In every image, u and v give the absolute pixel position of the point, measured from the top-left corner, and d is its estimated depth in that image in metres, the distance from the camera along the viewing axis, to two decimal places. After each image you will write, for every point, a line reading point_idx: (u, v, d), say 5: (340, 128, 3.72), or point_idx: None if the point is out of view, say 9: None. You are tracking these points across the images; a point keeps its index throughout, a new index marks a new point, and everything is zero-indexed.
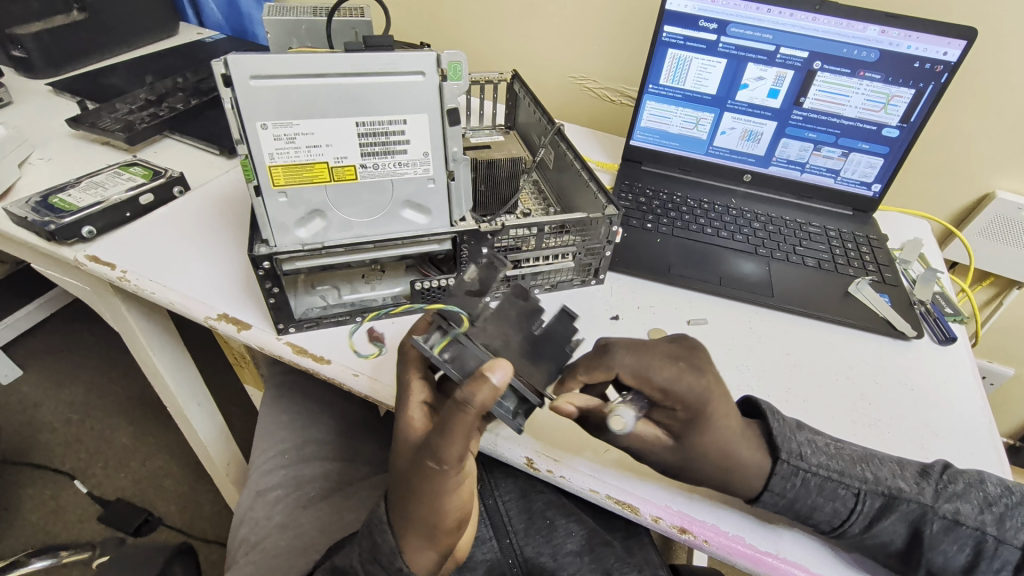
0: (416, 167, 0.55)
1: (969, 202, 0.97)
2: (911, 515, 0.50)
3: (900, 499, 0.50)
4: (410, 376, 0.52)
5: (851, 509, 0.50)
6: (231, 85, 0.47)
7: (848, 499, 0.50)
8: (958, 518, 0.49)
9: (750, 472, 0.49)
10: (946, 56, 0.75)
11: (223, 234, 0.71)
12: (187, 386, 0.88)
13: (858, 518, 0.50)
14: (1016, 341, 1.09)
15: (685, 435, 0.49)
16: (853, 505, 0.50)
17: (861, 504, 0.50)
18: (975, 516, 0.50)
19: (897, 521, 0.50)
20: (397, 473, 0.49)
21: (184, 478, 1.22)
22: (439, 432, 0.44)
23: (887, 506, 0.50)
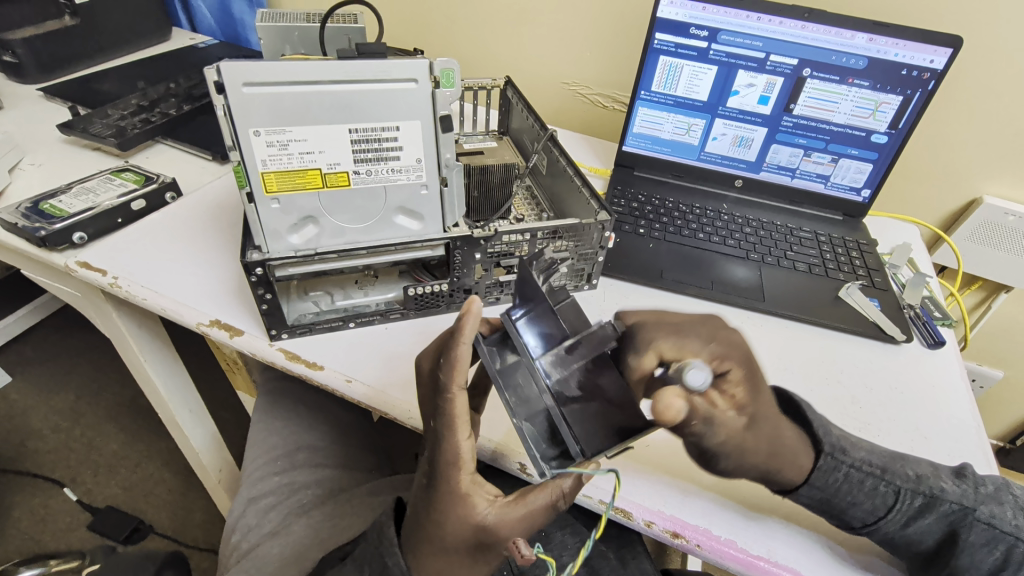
0: (409, 174, 0.55)
1: (957, 208, 0.98)
2: (951, 517, 0.50)
3: (941, 499, 0.50)
4: (460, 437, 0.45)
5: (889, 507, 0.50)
6: (224, 93, 0.47)
7: (887, 497, 0.51)
8: (996, 523, 0.49)
9: (793, 463, 0.50)
10: (933, 63, 0.76)
11: (215, 240, 0.71)
12: (178, 392, 0.87)
13: (895, 516, 0.50)
14: (1005, 345, 1.11)
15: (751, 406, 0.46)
16: (892, 502, 0.50)
17: (900, 503, 0.50)
18: (1014, 521, 0.50)
19: (935, 521, 0.50)
20: (438, 543, 0.45)
21: (175, 485, 1.21)
22: (523, 523, 0.45)
23: (928, 507, 0.50)
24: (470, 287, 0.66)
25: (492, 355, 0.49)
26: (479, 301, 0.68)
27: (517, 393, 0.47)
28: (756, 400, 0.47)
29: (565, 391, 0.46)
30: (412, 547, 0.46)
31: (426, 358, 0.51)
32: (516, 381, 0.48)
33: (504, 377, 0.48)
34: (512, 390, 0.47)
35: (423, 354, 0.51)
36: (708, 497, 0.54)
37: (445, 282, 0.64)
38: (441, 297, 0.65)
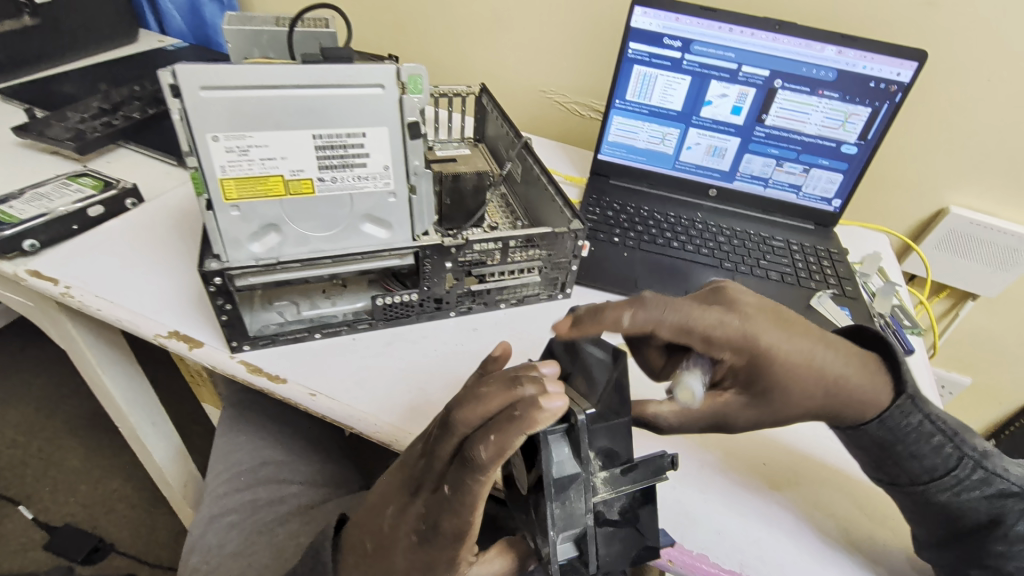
0: (376, 181, 0.54)
1: (925, 217, 1.00)
2: (1007, 500, 0.49)
3: (1001, 478, 0.50)
4: (474, 517, 0.39)
5: (949, 470, 0.50)
6: (179, 96, 0.45)
7: (951, 459, 0.50)
8: None
9: (867, 401, 0.50)
10: (899, 76, 0.78)
11: (176, 248, 0.69)
12: (139, 405, 0.84)
13: (951, 477, 0.50)
14: (973, 352, 1.13)
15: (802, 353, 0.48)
16: (954, 464, 0.50)
17: (961, 469, 0.50)
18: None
19: (988, 498, 0.49)
20: None
21: (139, 501, 1.16)
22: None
23: (986, 483, 0.50)
24: (441, 296, 0.65)
25: (552, 444, 0.39)
26: (451, 311, 0.67)
27: (564, 506, 0.39)
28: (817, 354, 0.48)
29: (607, 515, 0.42)
30: (360, 567, 0.46)
31: (463, 411, 0.38)
32: (567, 496, 0.39)
33: (558, 488, 0.39)
34: (560, 503, 0.39)
35: (459, 404, 0.38)
36: (680, 512, 0.53)
37: (415, 292, 0.63)
38: (411, 307, 0.64)
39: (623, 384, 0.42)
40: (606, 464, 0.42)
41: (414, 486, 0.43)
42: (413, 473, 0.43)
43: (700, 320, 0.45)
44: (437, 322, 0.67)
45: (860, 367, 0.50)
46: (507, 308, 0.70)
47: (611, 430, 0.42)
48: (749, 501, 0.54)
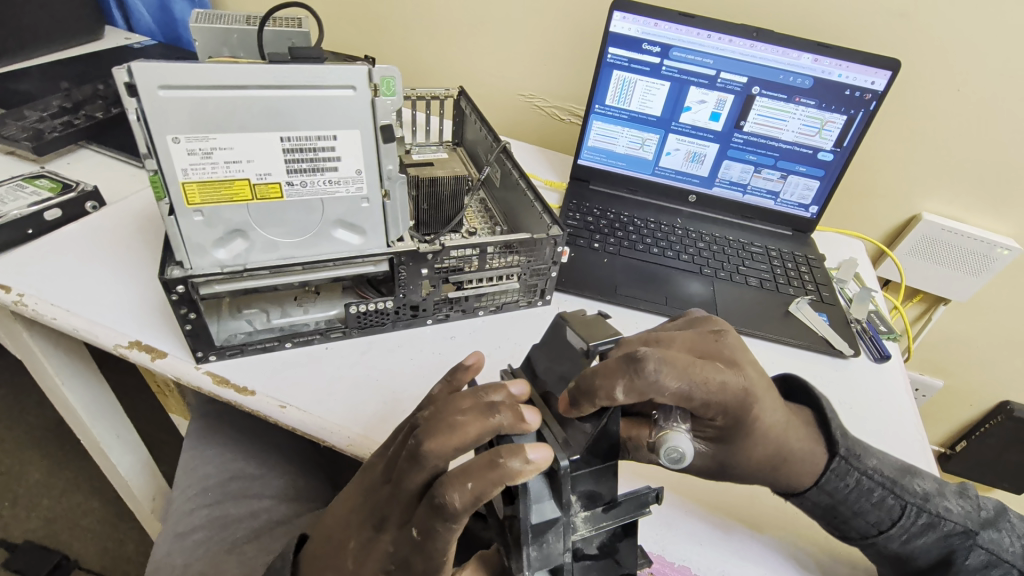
0: (348, 185, 0.52)
1: (899, 224, 1.01)
2: (950, 538, 0.51)
3: (944, 520, 0.52)
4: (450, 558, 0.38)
5: (894, 521, 0.51)
6: (136, 95, 0.43)
7: (894, 510, 0.52)
8: (996, 549, 0.51)
9: (805, 471, 0.51)
10: (874, 85, 0.79)
11: (140, 254, 0.66)
12: (101, 417, 0.80)
13: (898, 530, 0.51)
14: (946, 356, 1.15)
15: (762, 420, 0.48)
16: (896, 516, 0.51)
17: (905, 519, 0.51)
18: (1010, 549, 0.52)
19: (935, 541, 0.52)
20: None
21: (105, 515, 1.12)
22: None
23: (931, 527, 0.51)
24: (417, 303, 0.63)
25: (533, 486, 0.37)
26: (427, 319, 0.65)
27: (540, 548, 0.37)
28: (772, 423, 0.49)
29: (583, 550, 0.42)
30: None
31: (432, 445, 0.36)
32: (544, 538, 0.37)
33: (534, 533, 0.37)
34: (537, 546, 0.37)
35: (426, 437, 0.36)
36: (661, 525, 0.53)
37: (390, 299, 0.61)
38: (386, 315, 0.62)
39: (608, 429, 0.40)
40: (586, 504, 0.41)
41: (378, 519, 0.41)
42: (377, 505, 0.41)
43: (700, 383, 0.43)
44: (413, 330, 0.65)
45: (801, 434, 0.51)
46: (485, 315, 0.69)
47: (593, 470, 0.40)
48: (731, 514, 0.54)
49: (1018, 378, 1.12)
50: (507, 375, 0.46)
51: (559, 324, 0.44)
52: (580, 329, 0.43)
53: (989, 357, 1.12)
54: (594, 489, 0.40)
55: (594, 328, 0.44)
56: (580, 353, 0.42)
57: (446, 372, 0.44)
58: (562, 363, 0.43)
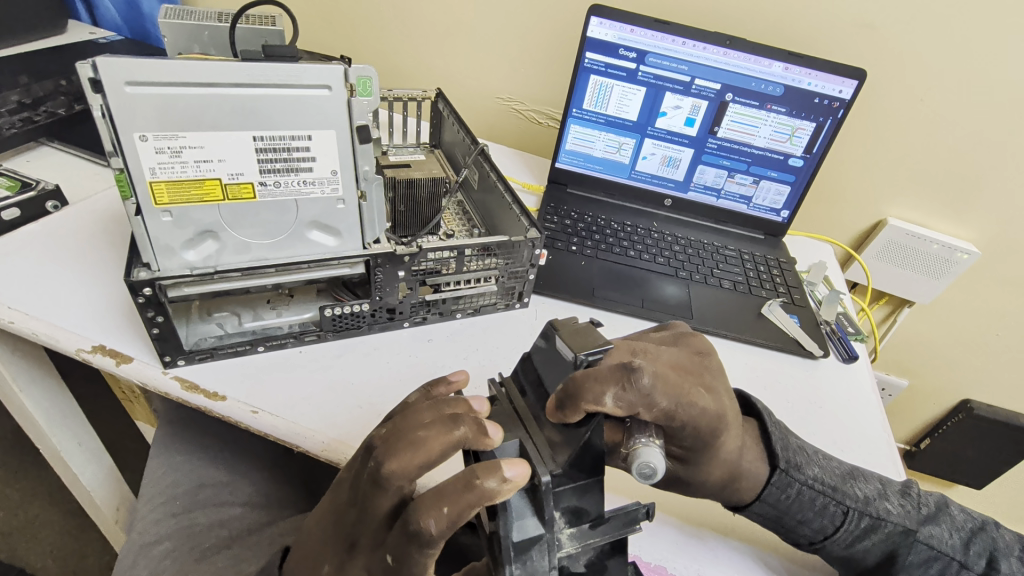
0: (323, 186, 0.52)
1: (865, 228, 1.04)
2: (892, 537, 0.52)
3: (886, 521, 0.52)
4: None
5: (837, 526, 0.52)
6: (101, 91, 0.42)
7: (836, 516, 0.52)
8: (934, 543, 0.52)
9: (749, 486, 0.52)
10: (841, 93, 0.81)
11: (105, 256, 0.64)
12: (62, 424, 0.77)
13: (841, 536, 0.52)
14: (910, 356, 1.19)
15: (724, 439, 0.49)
16: (840, 521, 0.52)
17: (848, 523, 0.52)
18: (948, 542, 0.53)
19: (879, 542, 0.52)
20: None
21: (66, 527, 1.08)
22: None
23: (872, 528, 0.52)
24: (394, 306, 0.63)
25: (514, 503, 0.37)
26: (404, 322, 0.64)
27: (524, 567, 0.36)
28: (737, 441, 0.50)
29: (570, 568, 0.40)
30: None
31: (394, 464, 0.36)
32: (528, 556, 0.37)
33: (518, 551, 0.36)
34: (521, 564, 0.36)
35: (389, 456, 0.36)
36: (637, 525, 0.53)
37: (367, 302, 0.60)
38: (362, 318, 0.61)
39: (592, 442, 0.39)
40: (572, 519, 0.40)
41: (350, 541, 0.40)
42: (348, 528, 0.41)
43: (685, 405, 0.43)
44: (389, 333, 0.64)
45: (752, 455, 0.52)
46: (463, 318, 0.68)
47: (580, 488, 0.40)
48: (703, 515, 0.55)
49: (978, 377, 1.16)
50: (495, 386, 0.46)
51: (550, 331, 0.44)
52: (570, 338, 0.42)
53: (952, 357, 1.15)
54: (580, 507, 0.40)
55: (584, 338, 0.43)
56: (568, 362, 0.42)
57: (426, 384, 0.44)
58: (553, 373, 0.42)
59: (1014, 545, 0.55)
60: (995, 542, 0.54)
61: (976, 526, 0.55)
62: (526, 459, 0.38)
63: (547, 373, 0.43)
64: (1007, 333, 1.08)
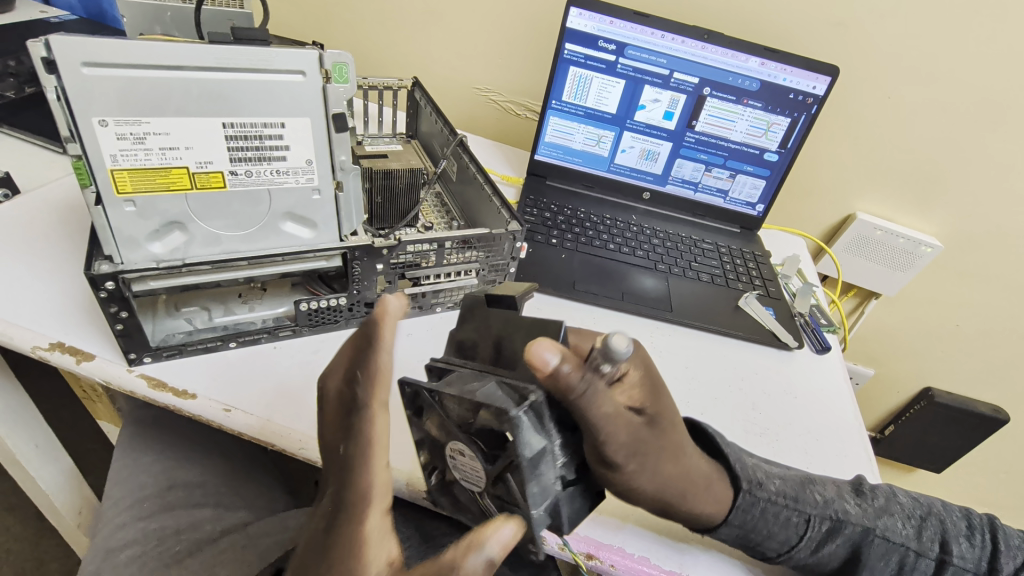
0: (298, 176, 0.50)
1: (835, 222, 1.07)
2: (853, 538, 0.53)
3: (845, 523, 0.53)
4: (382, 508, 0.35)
5: (801, 535, 0.52)
6: (56, 72, 0.39)
7: (799, 526, 0.52)
8: (889, 536, 0.53)
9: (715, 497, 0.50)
10: (815, 90, 0.83)
11: (61, 249, 0.61)
12: (17, 425, 0.73)
13: (805, 544, 0.52)
14: (876, 346, 1.22)
15: (654, 409, 0.44)
16: (802, 530, 0.52)
17: (810, 530, 0.52)
18: (903, 532, 0.54)
19: (840, 544, 0.53)
20: None
21: (24, 532, 1.03)
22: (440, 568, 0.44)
23: (835, 532, 0.53)
24: (372, 300, 0.61)
25: (522, 428, 0.35)
26: None
27: (539, 480, 0.38)
28: (661, 406, 0.45)
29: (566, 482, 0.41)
30: None
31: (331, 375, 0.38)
32: (540, 472, 0.37)
33: (530, 464, 0.36)
34: (536, 479, 0.37)
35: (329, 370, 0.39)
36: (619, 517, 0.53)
37: (344, 296, 0.59)
38: (339, 312, 0.60)
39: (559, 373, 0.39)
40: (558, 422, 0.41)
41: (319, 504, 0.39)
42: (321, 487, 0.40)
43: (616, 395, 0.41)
44: None
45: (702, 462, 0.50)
46: (443, 312, 0.67)
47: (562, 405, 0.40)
48: None
49: (938, 367, 1.21)
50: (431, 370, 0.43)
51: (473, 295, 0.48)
52: (494, 293, 0.46)
53: (915, 348, 1.19)
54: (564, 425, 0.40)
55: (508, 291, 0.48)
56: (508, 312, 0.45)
57: None
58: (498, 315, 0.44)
59: (959, 522, 0.57)
60: (945, 524, 0.56)
61: (925, 511, 0.57)
62: (509, 389, 0.37)
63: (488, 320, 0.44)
64: (966, 324, 1.12)
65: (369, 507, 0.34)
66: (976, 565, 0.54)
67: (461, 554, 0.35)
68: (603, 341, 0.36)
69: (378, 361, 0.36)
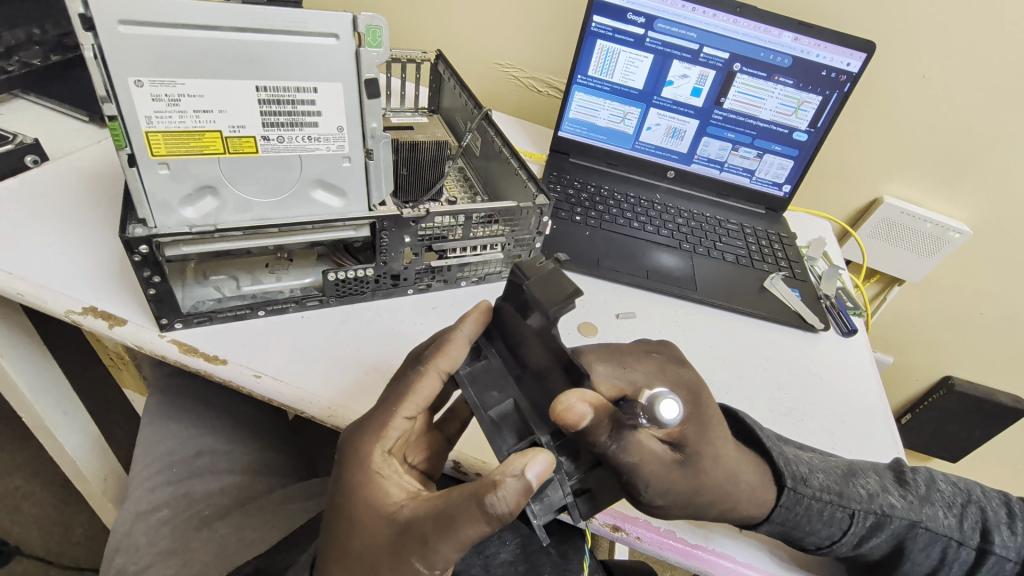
0: (328, 143, 0.49)
1: (861, 205, 1.05)
2: (898, 532, 0.52)
3: (891, 517, 0.52)
4: (402, 414, 0.44)
5: (844, 531, 0.51)
6: (92, 30, 0.39)
7: (843, 521, 0.51)
8: (933, 526, 0.53)
9: (759, 498, 0.49)
10: (849, 66, 0.80)
11: (90, 215, 0.61)
12: (46, 392, 0.74)
13: (848, 539, 0.51)
14: (897, 333, 1.21)
15: (689, 444, 0.46)
16: (847, 526, 0.51)
17: (854, 526, 0.51)
18: (946, 523, 0.53)
19: (885, 537, 0.52)
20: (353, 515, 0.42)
21: (49, 499, 1.06)
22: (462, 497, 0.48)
23: (879, 526, 0.52)
24: (398, 272, 0.61)
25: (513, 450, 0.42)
26: (408, 288, 0.63)
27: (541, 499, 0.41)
28: (701, 439, 0.47)
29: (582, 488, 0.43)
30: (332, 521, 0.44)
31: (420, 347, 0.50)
32: (542, 490, 0.42)
33: None
34: (537, 499, 0.41)
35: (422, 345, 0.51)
36: None
37: (371, 267, 0.58)
38: (365, 283, 0.59)
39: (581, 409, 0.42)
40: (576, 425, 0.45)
41: None
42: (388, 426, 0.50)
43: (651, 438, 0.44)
44: (393, 300, 0.63)
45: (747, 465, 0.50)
46: (467, 286, 0.67)
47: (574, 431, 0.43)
48: None
49: (959, 355, 1.19)
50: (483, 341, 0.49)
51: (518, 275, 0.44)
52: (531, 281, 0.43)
53: (937, 335, 1.18)
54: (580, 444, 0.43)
55: (552, 283, 0.42)
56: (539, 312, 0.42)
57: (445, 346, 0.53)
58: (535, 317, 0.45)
59: (1000, 510, 0.56)
60: (985, 513, 0.55)
61: (966, 499, 0.56)
62: (519, 416, 0.43)
63: (522, 330, 0.45)
64: (992, 312, 1.10)
65: (397, 408, 0.44)
66: (1017, 556, 0.53)
67: (503, 473, 0.37)
68: (650, 405, 0.39)
69: (447, 335, 0.47)
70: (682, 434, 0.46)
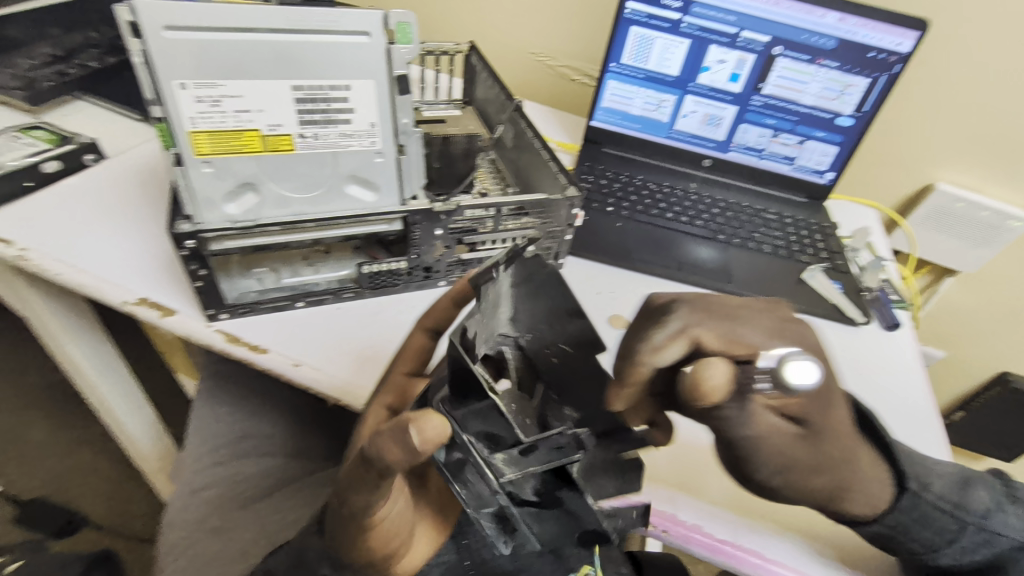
0: (361, 140, 0.50)
1: (911, 193, 0.99)
2: (1003, 552, 0.48)
3: (1001, 536, 0.48)
4: (399, 369, 0.49)
5: (949, 543, 0.48)
6: (141, 36, 0.41)
7: (951, 535, 0.48)
8: None
9: (869, 501, 0.46)
10: (899, 47, 0.76)
11: (144, 210, 0.64)
12: (108, 375, 0.80)
13: (951, 551, 0.48)
14: (949, 327, 1.15)
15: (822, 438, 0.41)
16: (953, 539, 0.48)
17: (961, 539, 0.48)
18: None
19: (985, 555, 0.48)
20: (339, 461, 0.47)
21: (113, 473, 1.14)
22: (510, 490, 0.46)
23: (987, 544, 0.48)
24: (430, 265, 0.62)
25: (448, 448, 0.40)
26: (440, 281, 0.64)
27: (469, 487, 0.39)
28: (823, 413, 0.41)
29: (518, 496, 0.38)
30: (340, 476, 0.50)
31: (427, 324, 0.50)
32: (465, 476, 0.40)
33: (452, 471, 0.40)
34: (463, 485, 0.40)
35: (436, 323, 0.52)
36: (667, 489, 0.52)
37: (404, 260, 0.60)
38: (398, 275, 0.61)
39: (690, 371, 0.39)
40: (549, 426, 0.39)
41: None
42: None
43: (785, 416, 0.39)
44: (426, 293, 0.64)
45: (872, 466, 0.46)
46: None
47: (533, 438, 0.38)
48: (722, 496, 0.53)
49: (1017, 351, 1.13)
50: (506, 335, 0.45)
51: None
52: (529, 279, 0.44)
53: (993, 330, 1.12)
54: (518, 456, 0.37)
55: (538, 292, 0.43)
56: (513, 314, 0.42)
57: None
58: (541, 305, 0.43)
59: None
60: None
61: None
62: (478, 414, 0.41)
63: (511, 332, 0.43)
64: None
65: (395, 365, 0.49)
66: None
67: (395, 421, 0.36)
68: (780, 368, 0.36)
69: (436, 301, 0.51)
70: (805, 410, 0.39)
